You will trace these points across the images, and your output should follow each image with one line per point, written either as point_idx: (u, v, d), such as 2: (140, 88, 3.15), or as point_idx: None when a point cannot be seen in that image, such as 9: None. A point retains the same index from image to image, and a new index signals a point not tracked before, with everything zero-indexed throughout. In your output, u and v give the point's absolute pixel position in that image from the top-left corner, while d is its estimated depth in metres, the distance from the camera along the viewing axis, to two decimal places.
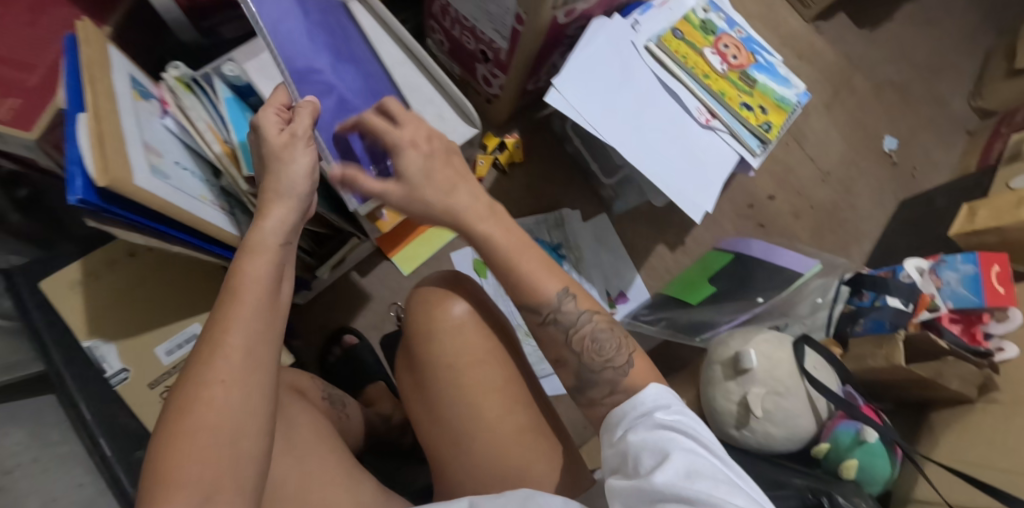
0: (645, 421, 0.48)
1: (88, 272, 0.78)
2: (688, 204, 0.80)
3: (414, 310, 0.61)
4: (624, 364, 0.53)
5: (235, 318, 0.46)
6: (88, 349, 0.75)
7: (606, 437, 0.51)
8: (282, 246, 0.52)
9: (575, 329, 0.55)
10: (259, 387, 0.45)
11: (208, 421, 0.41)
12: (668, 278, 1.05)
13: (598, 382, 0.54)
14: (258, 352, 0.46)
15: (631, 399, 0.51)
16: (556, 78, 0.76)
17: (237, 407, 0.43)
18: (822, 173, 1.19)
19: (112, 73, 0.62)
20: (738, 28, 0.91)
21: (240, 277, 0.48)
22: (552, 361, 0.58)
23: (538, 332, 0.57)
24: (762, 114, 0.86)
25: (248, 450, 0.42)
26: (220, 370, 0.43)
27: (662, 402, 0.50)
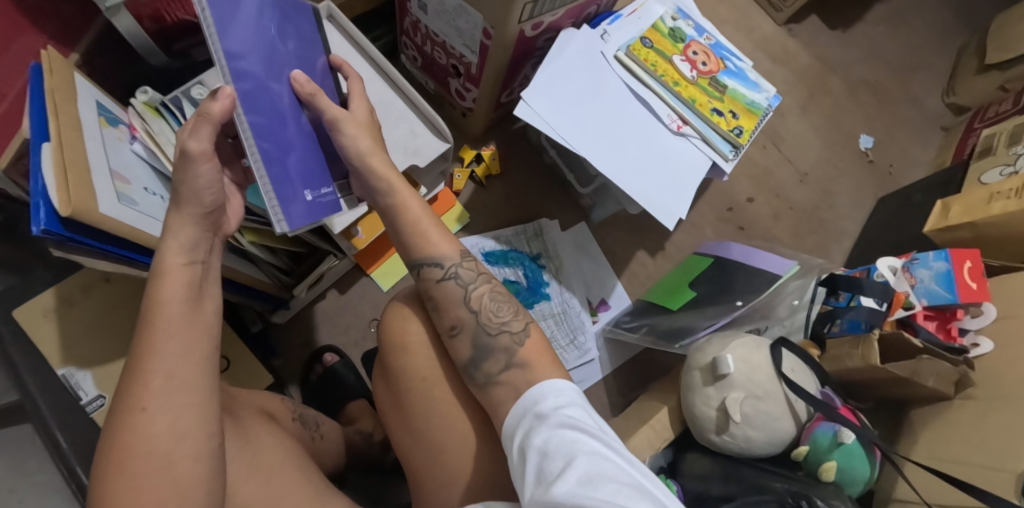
0: (545, 419, 0.47)
1: (63, 298, 0.77)
2: (661, 211, 0.80)
3: (385, 320, 0.62)
4: (518, 334, 0.57)
5: (153, 345, 0.47)
6: (63, 377, 0.75)
7: (508, 439, 0.49)
8: (186, 265, 0.51)
9: (473, 289, 0.59)
10: (190, 413, 0.46)
11: (138, 453, 0.43)
12: (648, 284, 1.05)
13: (493, 352, 0.55)
14: (180, 375, 0.47)
15: (529, 395, 0.50)
16: (525, 91, 0.77)
17: (167, 433, 0.44)
18: (800, 174, 1.20)
19: (77, 100, 0.63)
20: (707, 35, 0.92)
21: (153, 302, 0.49)
22: (445, 332, 0.58)
23: (435, 294, 0.59)
24: (733, 119, 0.87)
25: (186, 475, 0.44)
26: (145, 399, 0.45)
27: (562, 397, 0.49)
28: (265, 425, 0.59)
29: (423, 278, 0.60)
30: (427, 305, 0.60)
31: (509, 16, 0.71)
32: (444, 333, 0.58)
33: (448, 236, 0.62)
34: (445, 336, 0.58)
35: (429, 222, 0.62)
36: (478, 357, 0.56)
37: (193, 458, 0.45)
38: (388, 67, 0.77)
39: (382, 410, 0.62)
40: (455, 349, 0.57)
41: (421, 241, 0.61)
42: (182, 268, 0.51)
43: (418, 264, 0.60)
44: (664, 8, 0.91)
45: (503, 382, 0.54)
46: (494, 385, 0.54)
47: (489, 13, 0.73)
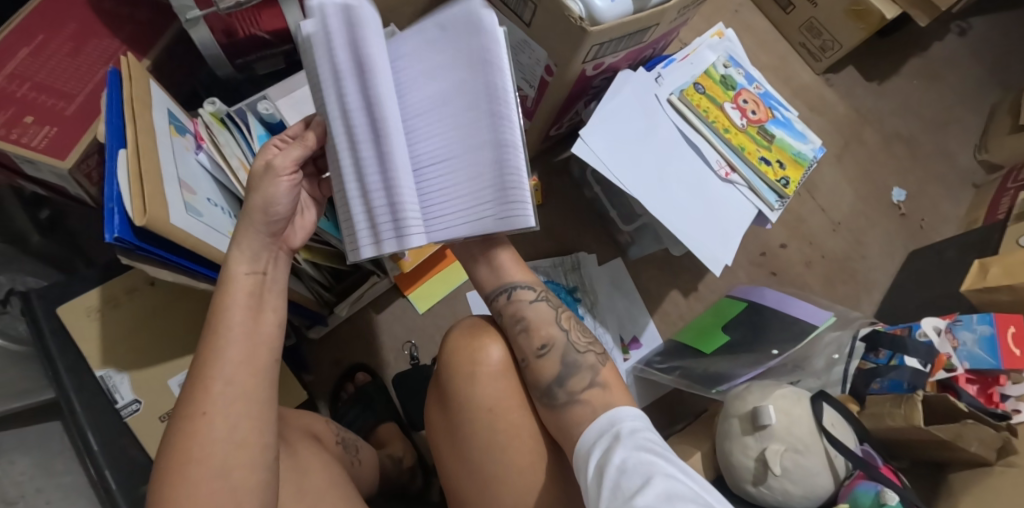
0: (622, 439, 0.48)
1: (107, 300, 0.77)
2: (707, 257, 0.81)
3: (448, 348, 0.60)
4: (602, 356, 0.59)
5: (217, 352, 0.48)
6: (101, 379, 0.74)
7: (581, 455, 0.51)
8: (249, 275, 0.51)
9: (562, 311, 0.62)
10: (249, 418, 0.47)
11: (197, 457, 0.44)
12: (680, 324, 1.05)
13: (580, 369, 0.57)
14: (240, 383, 0.47)
15: (608, 417, 0.52)
16: (583, 130, 0.79)
17: (224, 440, 0.45)
18: (833, 223, 1.21)
19: (152, 108, 0.63)
20: (757, 84, 0.94)
21: (219, 311, 0.50)
22: (533, 352, 0.58)
23: (527, 314, 0.60)
24: (781, 168, 0.88)
25: (242, 484, 0.45)
26: (210, 406, 0.46)
27: (638, 424, 0.51)
28: (313, 447, 0.58)
29: (514, 299, 0.61)
30: (514, 328, 0.60)
31: (574, 56, 0.72)
32: (531, 354, 0.58)
33: (528, 267, 0.64)
34: (532, 358, 0.58)
35: (511, 260, 0.64)
36: (548, 389, 0.56)
37: (250, 468, 0.46)
38: None
39: (435, 434, 0.61)
40: (541, 369, 0.57)
41: (500, 270, 0.63)
42: (245, 278, 0.51)
43: (508, 289, 0.61)
44: (717, 55, 0.93)
45: (585, 401, 0.55)
46: (576, 403, 0.55)
47: (555, 51, 0.74)
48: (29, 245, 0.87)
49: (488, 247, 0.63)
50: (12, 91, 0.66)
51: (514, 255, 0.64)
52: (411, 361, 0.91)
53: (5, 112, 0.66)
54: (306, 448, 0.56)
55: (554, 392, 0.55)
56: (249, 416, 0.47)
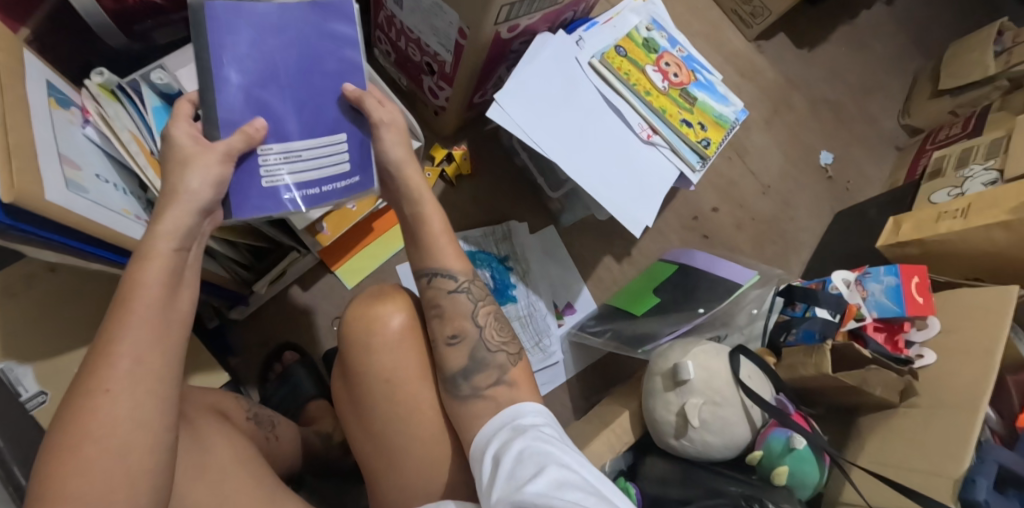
0: (522, 431, 0.49)
1: (2, 288, 0.72)
2: (626, 218, 0.81)
3: (348, 318, 0.59)
4: (514, 355, 0.58)
5: (125, 328, 0.44)
6: (0, 372, 0.70)
7: (479, 448, 0.50)
8: (176, 252, 0.48)
9: (482, 305, 0.60)
10: (156, 398, 0.43)
11: (98, 438, 0.40)
12: (614, 289, 1.07)
13: (488, 367, 0.56)
14: (149, 362, 0.44)
15: (510, 410, 0.52)
16: (498, 94, 0.77)
17: (126, 420, 0.41)
18: (763, 187, 1.24)
19: (25, 79, 0.58)
20: (680, 47, 0.94)
21: (130, 285, 0.46)
22: (443, 339, 0.58)
23: (442, 303, 0.59)
24: (702, 130, 0.89)
25: (138, 464, 0.41)
26: (117, 384, 0.42)
27: (540, 418, 0.51)
28: (219, 425, 0.56)
29: (435, 285, 0.60)
30: (429, 311, 0.59)
31: (484, 19, 0.71)
32: (441, 339, 0.58)
33: (464, 254, 0.63)
34: (442, 343, 0.58)
35: (444, 238, 0.63)
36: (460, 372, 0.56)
37: (152, 450, 0.42)
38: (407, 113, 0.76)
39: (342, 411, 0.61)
40: (447, 357, 0.57)
41: (427, 253, 0.62)
42: (164, 255, 0.47)
43: (430, 273, 0.61)
44: (640, 18, 0.93)
45: (487, 397, 0.54)
46: (479, 398, 0.54)
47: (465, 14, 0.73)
48: None
49: (417, 224, 0.63)
50: None
51: (445, 227, 0.64)
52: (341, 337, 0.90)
53: None
54: (207, 424, 0.54)
55: (459, 384, 0.55)
56: (150, 400, 0.43)
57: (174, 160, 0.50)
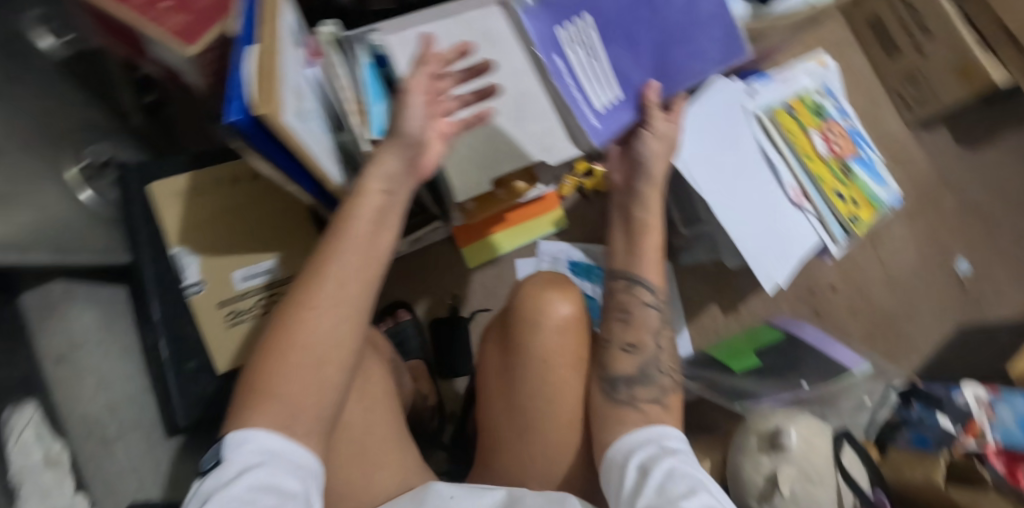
0: (668, 451, 0.49)
1: (194, 185, 0.82)
2: (762, 273, 0.81)
3: (522, 293, 0.63)
4: (677, 382, 0.58)
5: (339, 253, 0.50)
6: (175, 255, 0.80)
7: (617, 452, 0.51)
8: (381, 192, 0.53)
9: (665, 326, 0.61)
10: (348, 320, 0.48)
11: (304, 348, 0.46)
12: (713, 339, 1.07)
13: (651, 383, 0.56)
14: (348, 286, 0.49)
15: (654, 428, 0.53)
16: (670, 124, 0.80)
17: (323, 336, 0.47)
18: (888, 278, 1.19)
19: (281, 15, 0.66)
20: (847, 119, 0.94)
21: (346, 216, 0.52)
22: (620, 343, 0.59)
23: (633, 311, 0.60)
24: (853, 206, 0.87)
25: (332, 377, 0.47)
26: (323, 304, 0.47)
27: (681, 446, 0.52)
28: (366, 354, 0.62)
29: (631, 291, 0.61)
30: (615, 313, 0.61)
31: (680, 49, 0.75)
32: (619, 344, 0.59)
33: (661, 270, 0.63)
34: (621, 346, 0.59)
35: (654, 252, 0.63)
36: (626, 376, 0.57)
37: (340, 367, 0.48)
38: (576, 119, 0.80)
39: (488, 373, 0.65)
40: (616, 360, 0.58)
41: (634, 260, 0.63)
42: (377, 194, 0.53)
43: (630, 277, 0.61)
44: (812, 82, 0.93)
45: (642, 409, 0.54)
46: (633, 408, 0.54)
47: None
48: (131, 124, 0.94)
49: (631, 234, 0.64)
50: None
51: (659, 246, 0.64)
52: (450, 311, 0.95)
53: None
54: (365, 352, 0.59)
55: (618, 386, 0.56)
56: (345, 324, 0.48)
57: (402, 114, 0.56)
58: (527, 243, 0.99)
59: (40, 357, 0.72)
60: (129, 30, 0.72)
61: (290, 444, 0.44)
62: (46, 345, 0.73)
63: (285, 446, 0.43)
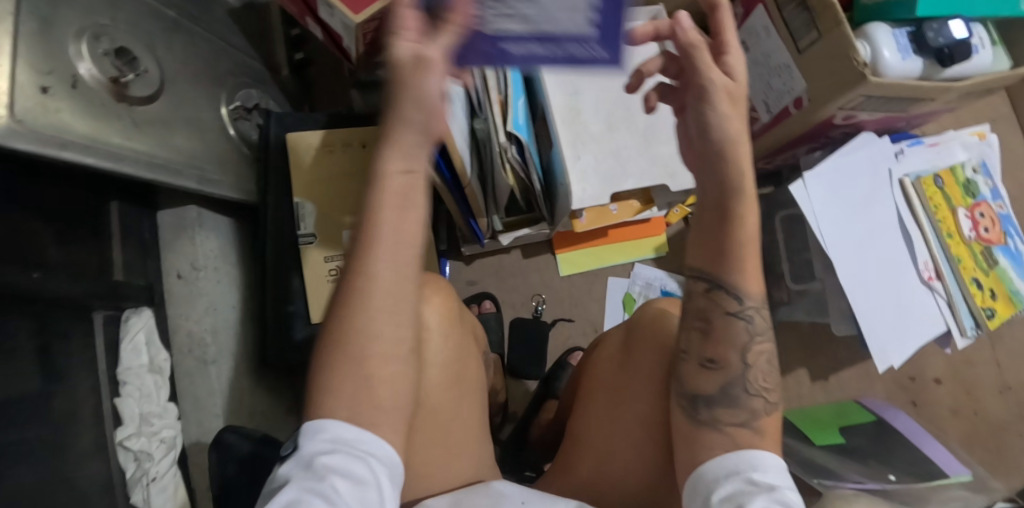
0: (763, 491, 0.41)
1: (325, 142, 0.86)
2: (877, 350, 0.76)
3: (645, 309, 0.62)
4: (773, 406, 0.47)
5: (365, 244, 0.42)
6: (296, 205, 0.84)
7: (703, 480, 0.44)
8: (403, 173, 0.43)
9: (759, 341, 0.47)
10: (380, 310, 0.42)
11: (347, 353, 0.42)
12: (794, 404, 1.01)
13: (739, 407, 0.46)
14: (376, 277, 0.42)
15: (747, 455, 0.44)
16: (808, 172, 0.77)
17: (349, 332, 0.42)
18: (1002, 385, 1.07)
19: None
20: (1000, 203, 0.85)
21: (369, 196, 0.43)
22: (697, 358, 0.48)
23: (714, 321, 0.48)
24: (990, 298, 0.80)
25: (368, 372, 0.42)
26: (360, 304, 0.42)
27: (784, 482, 0.42)
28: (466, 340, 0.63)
29: (710, 295, 0.48)
30: (692, 322, 0.49)
31: (833, 99, 0.71)
32: (696, 359, 0.48)
33: (765, 272, 0.47)
34: (702, 363, 0.48)
35: (754, 240, 0.47)
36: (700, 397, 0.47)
37: (378, 362, 0.42)
38: None
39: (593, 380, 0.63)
40: (695, 380, 0.47)
41: (725, 255, 0.47)
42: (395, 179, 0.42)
43: (707, 278, 0.48)
44: (969, 156, 0.86)
45: (727, 434, 0.46)
46: (717, 432, 0.46)
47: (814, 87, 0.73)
48: (279, 76, 1.01)
49: (724, 221, 0.46)
50: None
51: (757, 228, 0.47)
52: (534, 314, 0.95)
53: None
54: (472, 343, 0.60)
55: (696, 409, 0.47)
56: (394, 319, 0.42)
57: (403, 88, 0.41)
58: (622, 263, 0.97)
59: (164, 273, 0.81)
60: None
61: (362, 432, 0.41)
62: (170, 263, 0.81)
63: (360, 436, 0.41)
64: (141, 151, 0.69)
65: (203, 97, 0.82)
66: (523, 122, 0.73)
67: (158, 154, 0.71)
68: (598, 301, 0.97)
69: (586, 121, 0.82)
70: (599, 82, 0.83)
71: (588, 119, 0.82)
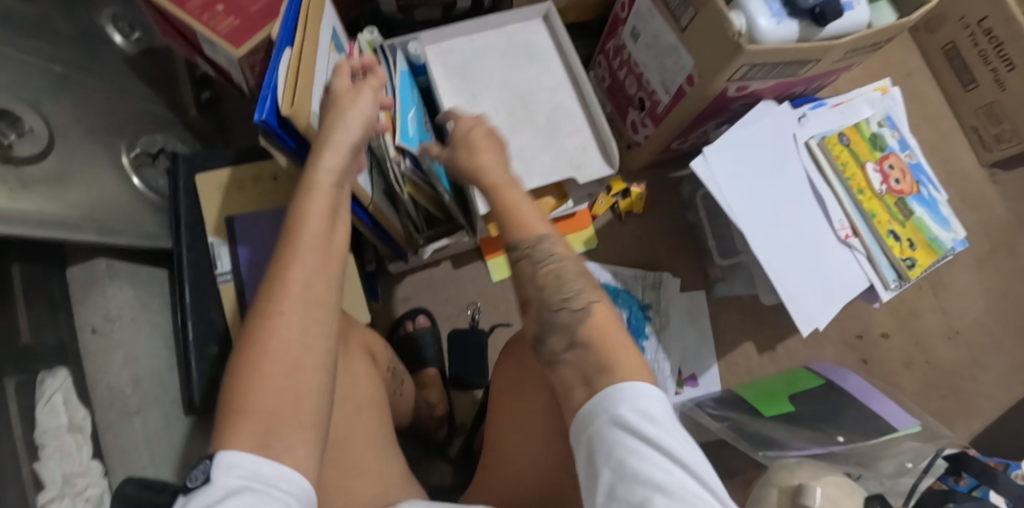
0: (631, 429, 0.42)
1: (234, 179, 0.87)
2: (800, 313, 0.76)
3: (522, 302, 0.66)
4: (594, 305, 0.53)
5: (289, 261, 0.51)
6: (212, 245, 0.85)
7: (580, 428, 0.46)
8: (333, 187, 0.56)
9: (558, 261, 0.56)
10: (320, 322, 0.50)
11: (265, 356, 0.47)
12: (745, 378, 1.01)
13: (564, 326, 0.52)
14: (315, 286, 0.51)
15: (615, 392, 0.44)
16: (708, 147, 0.77)
17: (289, 341, 0.48)
18: (950, 330, 1.08)
19: (322, 21, 0.68)
20: (910, 152, 0.86)
21: (299, 217, 0.54)
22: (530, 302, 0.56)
23: (523, 266, 0.56)
24: (909, 248, 0.80)
25: (306, 383, 0.47)
26: (280, 309, 0.49)
27: (652, 410, 0.43)
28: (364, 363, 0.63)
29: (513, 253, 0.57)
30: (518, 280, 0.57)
31: (719, 72, 0.70)
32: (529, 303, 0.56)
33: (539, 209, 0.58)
34: (550, 306, 0.54)
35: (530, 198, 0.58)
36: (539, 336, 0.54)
37: (317, 368, 0.49)
38: (607, 136, 0.80)
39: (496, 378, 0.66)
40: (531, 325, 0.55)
41: (508, 213, 0.58)
42: (326, 185, 0.55)
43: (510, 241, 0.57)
44: (873, 111, 0.86)
45: (569, 361, 0.50)
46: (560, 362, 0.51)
47: (702, 63, 0.73)
48: (188, 117, 1.01)
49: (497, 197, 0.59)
50: None
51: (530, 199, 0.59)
52: (471, 322, 0.95)
53: None
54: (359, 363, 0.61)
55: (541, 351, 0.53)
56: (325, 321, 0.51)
57: (331, 101, 0.60)
58: None
59: (78, 329, 0.78)
60: (184, 29, 0.77)
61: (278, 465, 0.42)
62: (84, 318, 0.79)
63: (271, 466, 0.42)
64: (32, 211, 0.66)
65: (102, 147, 0.81)
66: (414, 133, 0.73)
67: (52, 211, 0.69)
68: None
69: (488, 126, 0.81)
70: (497, 87, 0.83)
71: (489, 124, 0.81)
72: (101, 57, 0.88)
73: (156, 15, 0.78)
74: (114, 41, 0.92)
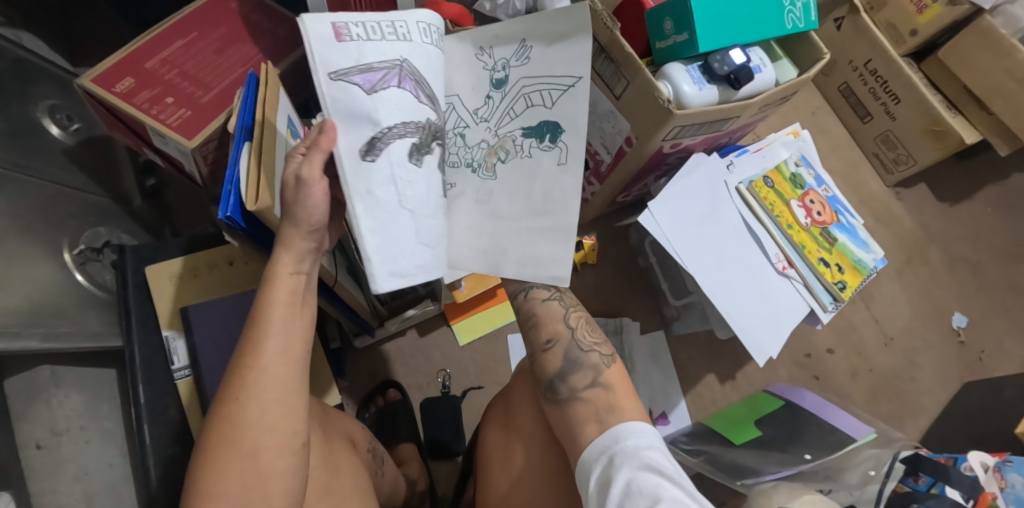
0: (629, 458, 0.48)
1: (189, 267, 0.85)
2: (752, 344, 0.82)
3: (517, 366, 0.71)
4: (608, 357, 0.60)
5: (257, 344, 0.50)
6: (167, 339, 0.82)
7: (583, 469, 0.51)
8: (294, 275, 0.52)
9: (573, 311, 0.63)
10: (281, 404, 0.50)
11: (234, 442, 0.48)
12: (712, 409, 1.05)
13: (583, 367, 0.58)
14: (275, 373, 0.50)
15: (613, 432, 0.51)
16: (652, 202, 0.83)
17: (257, 426, 0.48)
18: (885, 337, 1.18)
19: (279, 110, 0.68)
20: (825, 187, 0.96)
21: (262, 305, 0.51)
22: (540, 345, 0.61)
23: (538, 312, 0.62)
24: (839, 272, 0.89)
25: (271, 466, 0.48)
26: (246, 394, 0.49)
27: (644, 441, 0.50)
28: (345, 450, 0.62)
29: (530, 297, 0.63)
30: (527, 320, 0.63)
31: (654, 133, 0.78)
32: (538, 347, 0.61)
33: None
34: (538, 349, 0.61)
35: None
36: (556, 372, 0.59)
37: (280, 450, 0.49)
38: None
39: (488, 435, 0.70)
40: (547, 361, 0.60)
41: None
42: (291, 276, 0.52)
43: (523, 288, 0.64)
44: (789, 153, 0.96)
45: (586, 398, 0.56)
46: (578, 400, 0.56)
47: (638, 125, 0.80)
48: (131, 206, 0.99)
49: None
50: (161, 74, 0.77)
51: None
52: (442, 390, 0.94)
53: (152, 91, 0.76)
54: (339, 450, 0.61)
55: (557, 386, 0.58)
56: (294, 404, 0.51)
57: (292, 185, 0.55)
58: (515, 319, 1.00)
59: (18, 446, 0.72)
60: (132, 122, 0.77)
61: None
62: (26, 434, 0.72)
63: None
64: None
65: (43, 247, 0.77)
66: None
67: None
68: (504, 361, 0.98)
69: None
70: None
71: None
72: (38, 151, 0.85)
73: (100, 108, 0.77)
74: (52, 133, 0.88)
